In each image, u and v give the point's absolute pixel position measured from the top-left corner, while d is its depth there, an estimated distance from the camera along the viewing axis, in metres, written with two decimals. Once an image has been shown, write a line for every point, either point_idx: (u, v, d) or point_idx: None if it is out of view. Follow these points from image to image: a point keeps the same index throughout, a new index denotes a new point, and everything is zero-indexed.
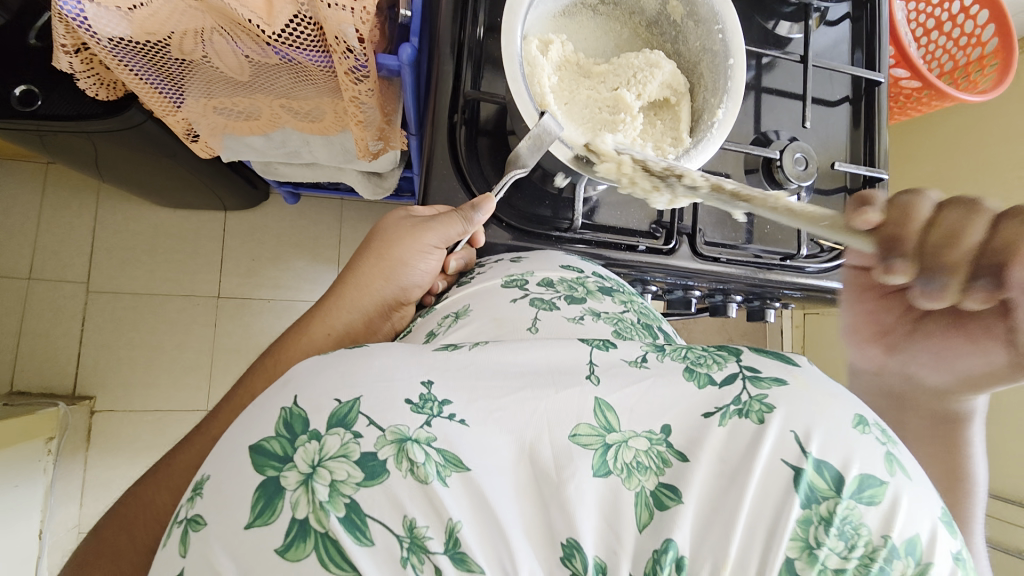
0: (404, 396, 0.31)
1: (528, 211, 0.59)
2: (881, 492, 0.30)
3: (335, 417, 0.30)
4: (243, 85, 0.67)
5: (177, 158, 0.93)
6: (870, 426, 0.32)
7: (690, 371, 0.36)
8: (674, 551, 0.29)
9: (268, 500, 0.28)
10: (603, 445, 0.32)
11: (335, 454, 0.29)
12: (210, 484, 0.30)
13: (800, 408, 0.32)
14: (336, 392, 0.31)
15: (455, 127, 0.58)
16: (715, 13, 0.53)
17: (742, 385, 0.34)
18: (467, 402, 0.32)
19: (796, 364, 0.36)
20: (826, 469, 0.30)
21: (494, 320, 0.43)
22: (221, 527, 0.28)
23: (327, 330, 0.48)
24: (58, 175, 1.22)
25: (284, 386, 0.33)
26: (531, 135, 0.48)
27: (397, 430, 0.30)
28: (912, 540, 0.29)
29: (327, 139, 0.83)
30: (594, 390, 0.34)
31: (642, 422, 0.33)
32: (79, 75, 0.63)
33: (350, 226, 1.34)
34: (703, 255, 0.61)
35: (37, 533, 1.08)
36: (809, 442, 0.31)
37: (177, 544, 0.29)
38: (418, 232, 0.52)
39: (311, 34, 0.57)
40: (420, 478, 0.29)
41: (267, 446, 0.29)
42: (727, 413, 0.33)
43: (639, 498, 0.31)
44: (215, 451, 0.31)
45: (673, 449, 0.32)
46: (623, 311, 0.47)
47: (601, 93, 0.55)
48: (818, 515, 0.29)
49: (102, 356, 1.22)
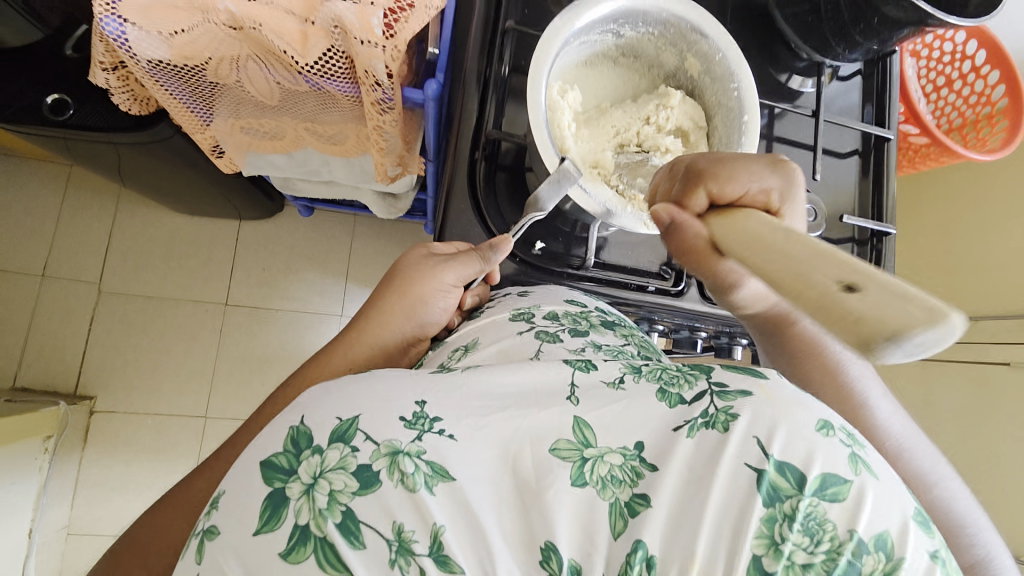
0: (398, 413, 0.32)
1: (541, 247, 0.60)
2: (846, 489, 0.30)
3: (336, 433, 0.31)
4: (270, 108, 0.69)
5: (199, 168, 0.95)
6: (834, 429, 0.32)
7: (662, 391, 0.36)
8: (643, 551, 0.30)
9: (274, 509, 0.29)
10: (581, 458, 0.32)
11: (334, 466, 0.30)
12: (226, 498, 0.30)
13: (765, 415, 0.32)
14: (337, 410, 0.32)
15: (475, 163, 0.60)
16: (731, 72, 0.55)
17: (709, 399, 0.34)
18: (457, 418, 0.33)
19: (764, 376, 0.35)
20: (788, 470, 0.30)
21: (499, 351, 0.45)
22: (233, 536, 0.29)
23: (347, 363, 0.48)
24: (80, 178, 1.25)
25: (292, 409, 0.34)
26: (552, 177, 0.50)
27: (390, 444, 0.31)
28: (881, 536, 0.29)
29: (347, 161, 0.85)
30: (573, 409, 0.34)
31: (618, 439, 0.33)
32: (115, 90, 0.65)
33: (361, 241, 1.36)
34: (711, 299, 0.62)
35: (27, 533, 1.07)
36: (771, 445, 0.31)
37: (193, 553, 0.30)
38: (437, 270, 0.53)
39: (342, 66, 0.59)
40: (409, 487, 0.30)
41: (274, 460, 0.30)
42: (695, 425, 0.33)
43: (613, 507, 0.32)
44: (232, 467, 0.32)
45: (645, 462, 0.33)
46: (623, 344, 0.48)
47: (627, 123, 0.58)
48: (782, 514, 0.29)
49: (107, 357, 1.23)
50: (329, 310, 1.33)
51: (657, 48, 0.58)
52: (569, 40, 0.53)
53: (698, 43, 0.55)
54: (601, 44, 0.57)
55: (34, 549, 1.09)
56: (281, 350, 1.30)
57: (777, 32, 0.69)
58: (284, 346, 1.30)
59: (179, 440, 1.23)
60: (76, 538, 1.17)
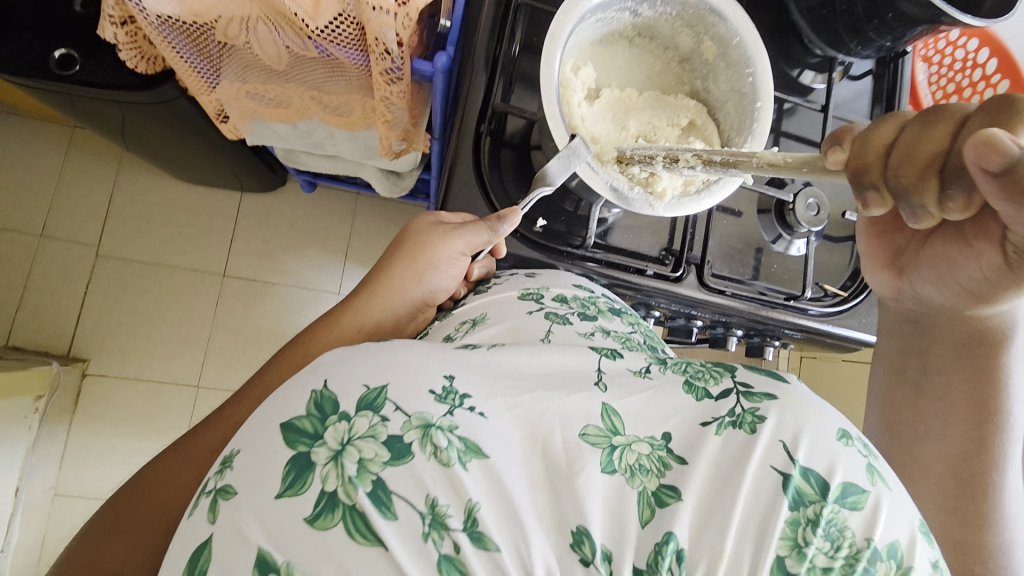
0: (429, 386, 0.32)
1: (543, 224, 0.60)
2: (863, 498, 0.30)
3: (364, 401, 0.30)
4: (278, 74, 0.69)
5: (204, 135, 0.94)
6: (853, 439, 0.32)
7: (688, 384, 0.36)
8: (674, 544, 0.29)
9: (298, 473, 0.28)
10: (610, 445, 0.32)
11: (364, 434, 0.29)
12: (241, 457, 0.30)
13: (790, 418, 0.32)
14: (365, 377, 0.31)
15: (481, 137, 0.59)
16: (747, 56, 0.54)
17: (735, 398, 0.34)
18: (487, 397, 0.32)
19: (786, 380, 0.35)
20: (812, 475, 0.30)
21: (510, 328, 0.44)
22: (252, 497, 0.28)
23: (358, 325, 0.49)
24: (83, 141, 1.25)
25: (314, 371, 0.33)
26: (561, 154, 0.50)
27: (421, 416, 0.30)
28: (893, 544, 0.29)
29: (353, 134, 0.85)
30: (602, 396, 0.34)
31: (645, 429, 0.33)
32: (122, 47, 0.65)
33: (362, 220, 1.36)
34: (709, 287, 0.62)
35: (15, 491, 1.07)
36: (797, 449, 0.31)
37: (205, 512, 0.29)
38: (447, 237, 0.53)
39: (352, 33, 0.59)
40: (442, 461, 0.29)
41: (298, 423, 0.30)
42: (723, 423, 0.33)
43: (641, 496, 0.31)
44: (244, 427, 0.32)
45: (672, 454, 0.32)
46: (630, 331, 0.47)
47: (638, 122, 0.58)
48: (805, 518, 0.29)
49: (103, 321, 1.23)
50: (326, 287, 1.33)
51: (674, 30, 0.58)
52: (586, 16, 0.53)
53: (715, 26, 0.55)
54: (617, 23, 0.57)
55: (22, 507, 1.08)
56: (276, 324, 1.30)
57: (790, 25, 0.69)
58: (281, 320, 1.30)
59: (171, 409, 1.23)
60: (62, 498, 1.17)
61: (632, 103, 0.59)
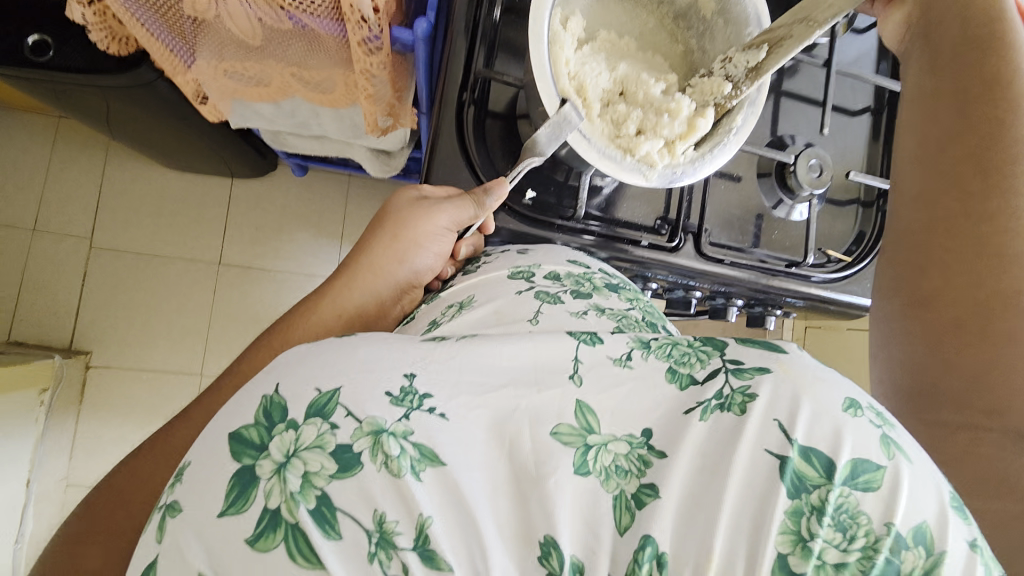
0: (385, 388, 0.30)
1: (533, 197, 0.58)
2: (879, 476, 0.28)
3: (313, 407, 0.29)
4: (254, 50, 0.66)
5: (189, 121, 0.92)
6: (863, 409, 0.30)
7: (672, 372, 0.33)
8: (652, 548, 0.28)
9: (241, 490, 0.28)
10: (584, 445, 0.30)
11: (310, 444, 0.28)
12: (191, 470, 0.29)
13: (787, 391, 0.30)
14: (316, 380, 0.30)
15: (464, 106, 0.57)
16: (745, 19, 0.53)
17: (723, 377, 0.32)
18: (450, 397, 0.31)
19: (784, 351, 0.33)
20: (814, 456, 0.28)
21: (495, 312, 0.42)
22: (194, 517, 0.27)
23: (337, 311, 0.48)
24: (68, 131, 1.22)
25: (267, 373, 0.32)
26: (552, 122, 0.47)
27: (373, 422, 0.29)
28: (920, 528, 0.27)
29: (338, 112, 0.82)
30: (576, 392, 0.32)
31: (622, 426, 0.31)
32: (92, 27, 0.62)
33: (356, 202, 1.33)
34: (707, 255, 0.60)
35: (26, 482, 1.09)
36: (794, 429, 0.29)
37: (153, 531, 0.28)
38: (432, 210, 0.52)
39: (326, 2, 0.56)
40: (393, 472, 0.28)
41: (244, 433, 0.29)
42: (709, 408, 0.31)
43: (617, 501, 0.29)
44: (200, 435, 0.31)
45: (652, 449, 0.30)
46: (628, 308, 0.45)
47: (612, 75, 0.54)
48: (808, 506, 0.27)
49: (101, 313, 1.23)
50: (323, 272, 1.32)
51: None
52: None
53: None
54: None
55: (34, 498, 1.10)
56: (274, 311, 1.29)
57: None
58: (279, 306, 1.30)
59: (175, 398, 1.24)
60: (74, 489, 1.19)
61: (630, 53, 0.57)
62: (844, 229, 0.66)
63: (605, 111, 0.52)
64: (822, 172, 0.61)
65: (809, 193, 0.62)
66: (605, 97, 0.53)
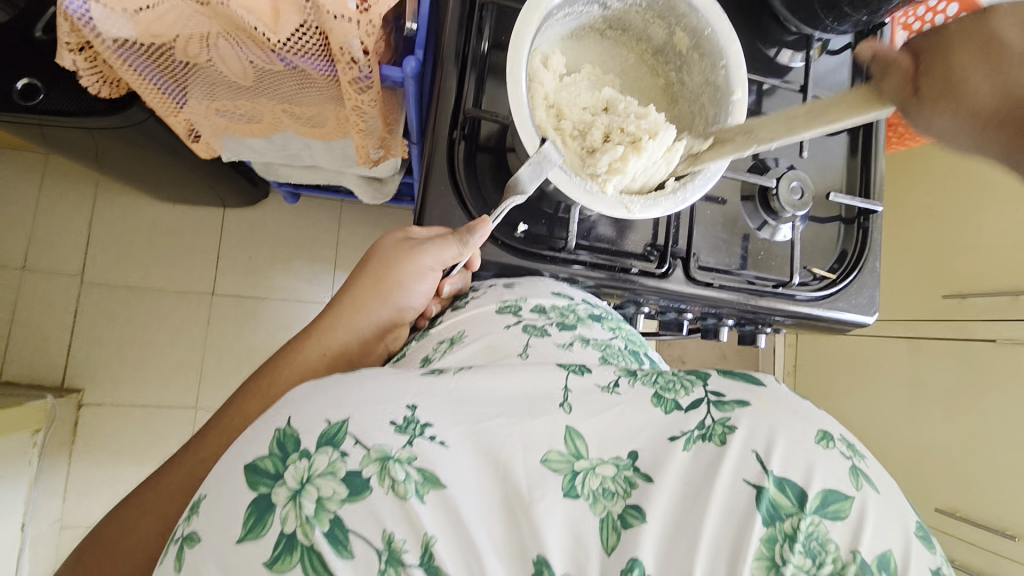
0: (390, 417, 0.31)
1: (524, 230, 0.59)
2: (847, 506, 0.29)
3: (324, 437, 0.30)
4: (246, 89, 0.67)
5: (178, 155, 0.93)
6: (835, 440, 0.31)
7: (657, 396, 0.34)
8: (639, 570, 0.28)
9: (258, 516, 0.28)
10: (572, 471, 0.31)
11: (322, 472, 0.29)
12: (206, 503, 0.29)
13: (763, 427, 0.31)
14: (326, 412, 0.31)
15: (455, 143, 0.58)
16: (720, 49, 0.54)
17: (706, 409, 0.33)
18: (451, 424, 0.32)
19: (762, 384, 0.35)
20: (788, 486, 0.29)
21: (487, 346, 0.43)
22: (215, 545, 0.28)
23: (322, 350, 0.49)
24: (58, 167, 1.22)
25: (281, 407, 0.33)
26: (531, 160, 0.48)
27: (380, 449, 0.30)
28: (884, 556, 0.28)
29: (329, 145, 0.83)
30: (566, 418, 0.32)
31: (609, 449, 0.32)
32: (83, 73, 0.63)
33: (348, 227, 1.34)
34: (696, 280, 0.61)
35: (19, 526, 1.07)
36: (770, 459, 0.30)
37: (171, 562, 0.29)
38: (413, 254, 0.53)
39: (317, 43, 0.57)
40: (399, 495, 0.29)
41: (260, 465, 0.29)
42: (692, 438, 0.32)
43: (605, 522, 0.30)
44: (213, 469, 0.31)
45: (639, 472, 0.31)
46: (611, 337, 0.47)
47: (587, 97, 0.56)
48: (782, 533, 0.28)
49: (93, 349, 1.22)
50: (317, 297, 1.32)
51: (645, 21, 0.57)
52: (553, 14, 0.52)
53: (687, 17, 0.55)
54: (587, 16, 0.56)
55: (28, 541, 1.08)
56: (268, 339, 1.29)
57: (764, 5, 0.68)
58: (273, 334, 1.29)
59: (170, 432, 1.23)
60: (69, 530, 1.16)
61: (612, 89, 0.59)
62: (829, 244, 0.68)
63: (577, 133, 0.54)
64: (804, 194, 0.63)
65: (792, 214, 0.63)
66: (580, 116, 0.54)
